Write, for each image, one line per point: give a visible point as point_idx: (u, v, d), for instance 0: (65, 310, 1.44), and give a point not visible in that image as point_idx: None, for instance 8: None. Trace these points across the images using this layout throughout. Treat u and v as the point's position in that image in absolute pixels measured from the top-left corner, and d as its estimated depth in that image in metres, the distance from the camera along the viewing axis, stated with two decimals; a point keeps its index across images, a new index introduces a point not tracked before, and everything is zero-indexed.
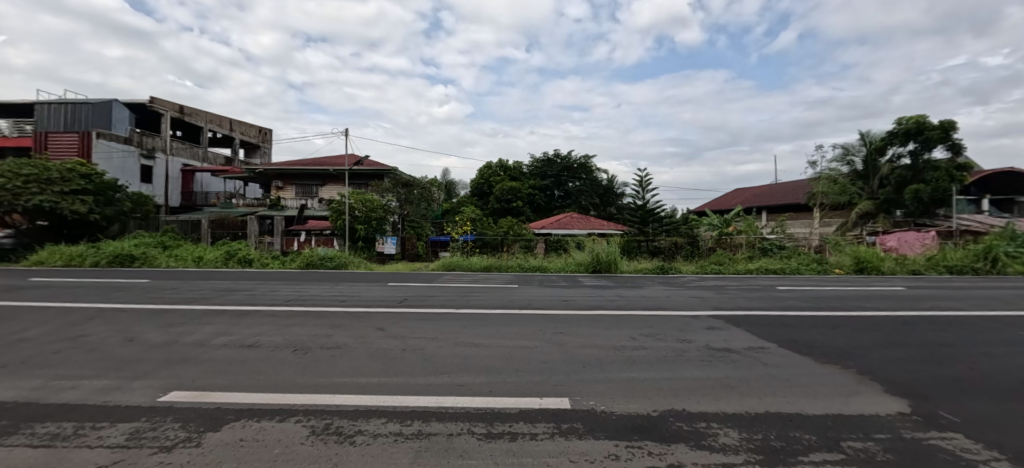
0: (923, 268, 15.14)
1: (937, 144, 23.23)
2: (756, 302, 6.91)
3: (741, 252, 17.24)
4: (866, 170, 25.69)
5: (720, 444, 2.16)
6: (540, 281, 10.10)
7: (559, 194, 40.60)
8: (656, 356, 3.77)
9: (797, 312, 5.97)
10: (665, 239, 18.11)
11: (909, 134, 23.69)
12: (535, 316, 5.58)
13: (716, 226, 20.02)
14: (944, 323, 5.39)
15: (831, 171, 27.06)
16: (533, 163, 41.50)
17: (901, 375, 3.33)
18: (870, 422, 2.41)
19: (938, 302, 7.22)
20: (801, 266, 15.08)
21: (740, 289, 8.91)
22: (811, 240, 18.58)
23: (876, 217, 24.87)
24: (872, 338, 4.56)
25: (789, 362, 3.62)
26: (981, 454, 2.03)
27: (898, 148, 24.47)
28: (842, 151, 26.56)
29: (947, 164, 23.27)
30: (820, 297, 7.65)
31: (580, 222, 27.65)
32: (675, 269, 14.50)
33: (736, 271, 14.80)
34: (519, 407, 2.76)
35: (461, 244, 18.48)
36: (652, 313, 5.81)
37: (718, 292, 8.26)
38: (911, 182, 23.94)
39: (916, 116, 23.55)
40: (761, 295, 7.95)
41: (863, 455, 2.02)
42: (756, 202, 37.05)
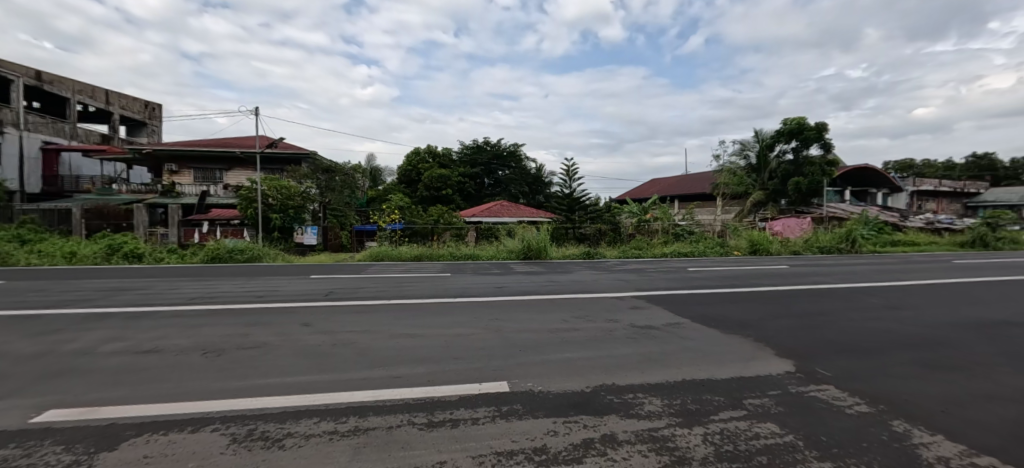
0: (802, 248, 17.88)
1: (813, 143, 27.23)
2: (672, 283, 7.65)
3: (657, 237, 18.99)
4: (759, 164, 29.42)
5: (647, 411, 2.38)
6: (473, 269, 10.16)
7: (490, 182, 40.92)
8: (587, 336, 4.00)
9: (704, 291, 6.71)
10: (590, 226, 19.19)
11: (793, 134, 27.47)
12: (474, 304, 5.58)
13: (636, 214, 21.44)
14: (814, 294, 6.53)
15: (731, 164, 30.58)
16: (463, 150, 41.05)
17: (788, 340, 3.89)
18: (766, 381, 2.80)
19: (811, 277, 8.61)
20: (707, 249, 16.98)
21: (656, 271, 9.81)
22: (714, 225, 20.49)
23: (766, 206, 28.87)
24: (765, 310, 5.31)
25: (701, 335, 4.06)
26: (846, 400, 2.49)
27: (784, 146, 28.22)
28: (741, 147, 30.04)
29: (821, 160, 27.11)
30: (724, 276, 8.68)
31: (510, 210, 28.08)
32: (600, 254, 15.31)
33: (655, 254, 16.22)
34: (459, 393, 2.76)
35: (388, 233, 17.67)
36: (583, 296, 6.16)
37: (639, 275, 8.98)
38: (793, 176, 27.76)
39: (798, 117, 27.21)
40: (676, 276, 8.81)
41: (760, 409, 2.36)
42: (669, 192, 40.61)
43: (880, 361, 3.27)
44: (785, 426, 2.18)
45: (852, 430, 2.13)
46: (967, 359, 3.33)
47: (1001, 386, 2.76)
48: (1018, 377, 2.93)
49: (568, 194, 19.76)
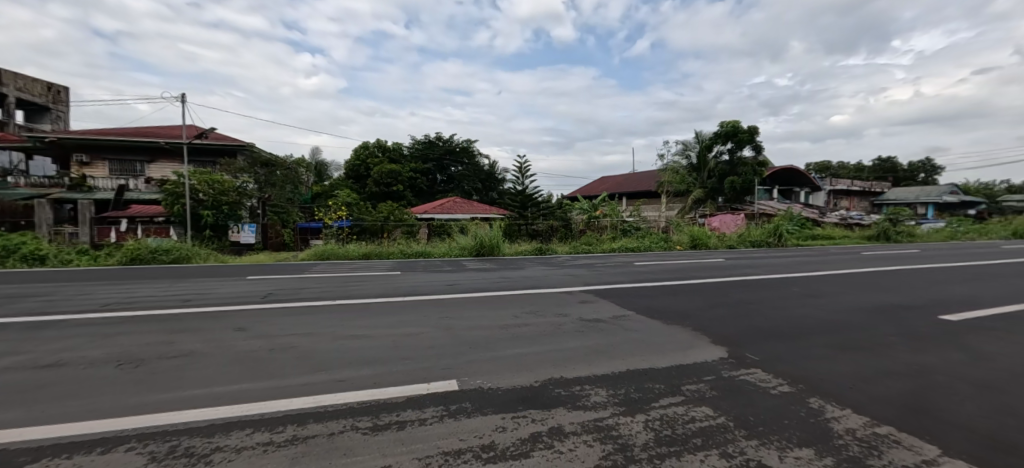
0: (736, 243, 19.27)
1: (746, 145, 29.44)
2: (619, 277, 7.95)
3: (606, 233, 19.68)
4: (699, 164, 31.25)
5: (593, 402, 2.43)
6: (425, 266, 9.92)
7: (442, 178, 40.83)
8: (537, 331, 4.04)
9: (649, 284, 7.05)
10: (543, 222, 19.44)
11: (728, 136, 29.58)
12: (423, 302, 5.46)
13: (586, 211, 21.99)
14: (745, 284, 7.08)
15: (674, 164, 32.34)
16: (414, 145, 40.31)
17: (723, 329, 4.16)
18: (701, 368, 2.97)
19: (743, 269, 9.32)
20: (652, 245, 17.83)
21: (604, 266, 10.15)
22: (659, 221, 21.48)
23: (705, 203, 30.88)
24: (703, 300, 5.66)
25: (645, 327, 4.24)
26: (771, 382, 2.70)
27: (721, 147, 30.29)
28: (683, 147, 31.81)
29: (752, 161, 29.52)
30: (666, 270, 9.17)
31: (463, 207, 27.82)
32: (551, 250, 15.59)
33: (603, 250, 16.78)
34: (406, 394, 2.67)
35: (335, 230, 16.76)
36: (535, 292, 6.23)
37: (589, 270, 9.24)
38: (729, 175, 29.87)
39: (732, 121, 29.29)
40: (622, 270, 9.17)
41: (696, 394, 2.50)
42: (617, 189, 42.25)
43: (799, 344, 3.60)
44: (717, 409, 2.32)
45: (776, 409, 2.31)
46: (869, 339, 3.76)
47: (896, 362, 3.13)
48: (910, 353, 3.34)
49: (521, 191, 19.90)
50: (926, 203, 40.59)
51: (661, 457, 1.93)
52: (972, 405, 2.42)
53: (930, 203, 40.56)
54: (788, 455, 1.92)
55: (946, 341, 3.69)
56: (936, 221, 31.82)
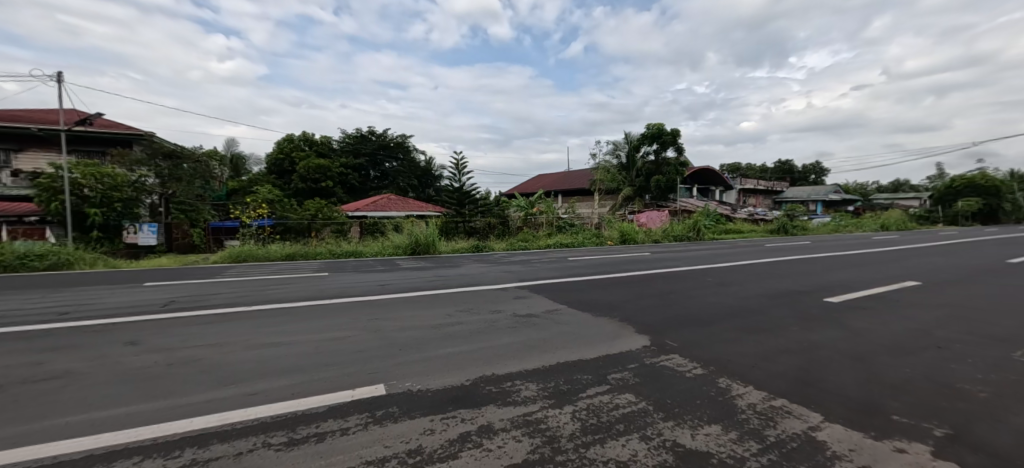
0: (661, 237, 20.72)
1: (670, 146, 31.74)
2: (554, 272, 8.17)
3: (543, 230, 20.19)
4: (628, 163, 33.09)
5: (523, 396, 2.44)
6: (355, 267, 9.42)
7: (376, 174, 38.77)
8: (469, 329, 3.99)
9: (581, 278, 7.32)
10: (480, 219, 19.42)
11: (654, 138, 31.70)
12: (352, 304, 5.15)
13: (524, 208, 22.10)
14: (667, 276, 7.62)
15: (605, 163, 33.99)
16: (344, 139, 38.33)
17: (646, 318, 4.41)
18: (626, 357, 3.11)
19: (665, 262, 10.05)
20: (586, 240, 18.61)
21: (540, 261, 10.37)
22: (592, 218, 22.41)
23: (633, 200, 32.88)
24: (630, 292, 6.00)
25: (575, 320, 4.36)
26: (686, 366, 2.90)
27: (648, 148, 32.39)
28: (614, 147, 33.50)
29: (676, 161, 31.84)
30: (597, 264, 9.60)
31: (398, 205, 26.92)
32: (488, 247, 15.60)
33: (539, 246, 17.17)
34: (328, 403, 2.49)
35: (254, 229, 15.17)
36: (470, 289, 6.18)
37: (524, 266, 9.39)
38: (655, 174, 32.03)
39: (658, 124, 31.41)
40: (557, 265, 9.44)
41: (621, 382, 2.61)
42: (554, 186, 43.39)
43: (711, 329, 3.92)
44: (639, 394, 2.44)
45: (690, 391, 2.48)
46: (769, 321, 4.21)
47: (790, 341, 3.52)
48: (802, 332, 3.78)
49: (458, 188, 19.65)
50: (816, 200, 46.71)
51: (586, 445, 1.98)
52: (847, 375, 2.78)
53: (819, 200, 46.74)
54: (700, 433, 2.07)
55: (828, 320, 4.24)
56: (823, 216, 36.76)
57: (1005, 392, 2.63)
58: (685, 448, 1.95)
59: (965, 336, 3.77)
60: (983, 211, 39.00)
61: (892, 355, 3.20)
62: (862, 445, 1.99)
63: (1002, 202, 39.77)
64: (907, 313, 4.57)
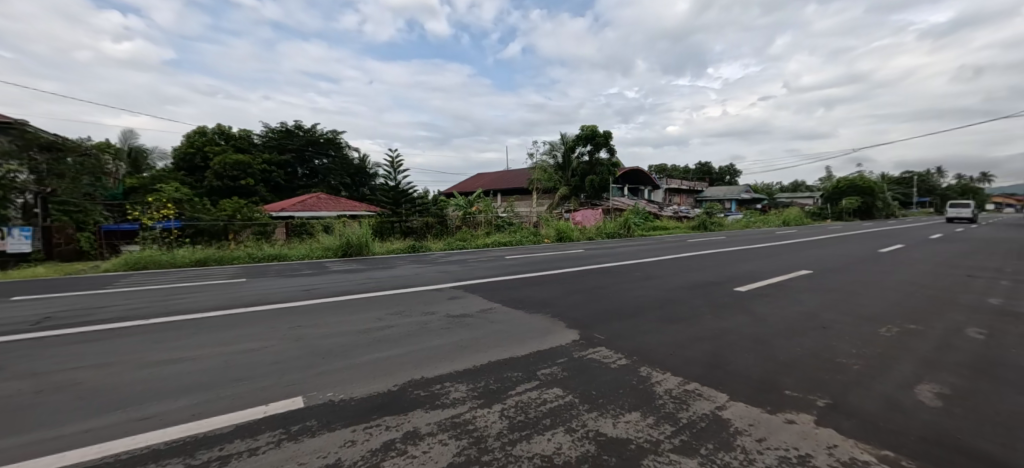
0: (595, 234, 21.64)
1: (602, 147, 33.24)
2: (490, 271, 8.19)
3: (481, 229, 20.18)
4: (564, 163, 34.14)
5: (451, 399, 2.41)
6: (278, 271, 8.73)
7: (303, 172, 36.64)
8: (401, 332, 3.86)
9: (517, 276, 7.41)
10: (417, 219, 18.96)
11: (587, 138, 33.03)
12: (272, 312, 4.76)
13: (462, 206, 22.05)
14: (598, 272, 7.94)
15: (543, 162, 34.79)
16: (267, 134, 35.70)
17: (576, 313, 4.56)
18: (556, 352, 3.19)
19: (597, 258, 10.50)
20: (523, 238, 18.92)
21: (477, 261, 10.34)
22: (530, 216, 22.81)
23: (569, 200, 34.01)
24: (562, 288, 6.16)
25: (508, 318, 4.39)
26: (611, 358, 3.02)
27: (583, 148, 33.67)
28: (550, 147, 34.36)
29: (608, 162, 33.43)
30: (533, 262, 9.79)
31: (330, 205, 25.56)
32: (425, 247, 15.29)
33: (477, 245, 17.15)
34: (237, 422, 2.27)
35: (158, 232, 13.62)
36: (404, 291, 6.00)
37: (461, 265, 9.32)
38: (589, 174, 33.36)
39: (591, 126, 32.75)
40: (494, 264, 9.48)
41: (549, 377, 2.67)
42: (494, 185, 43.60)
43: (636, 321, 4.14)
44: (566, 388, 2.50)
45: (614, 381, 2.59)
46: (687, 311, 4.53)
47: (704, 328, 3.82)
48: (715, 320, 4.13)
49: (393, 187, 19.28)
50: (731, 199, 51.52)
51: (513, 443, 1.99)
52: (751, 357, 3.07)
53: (734, 199, 51.61)
54: (621, 421, 2.16)
55: (736, 308, 4.67)
56: (737, 214, 40.56)
57: (872, 363, 3.06)
58: (606, 437, 2.03)
59: (844, 316, 4.36)
60: (861, 208, 45.43)
61: (788, 336, 3.60)
62: (758, 419, 2.21)
63: (876, 201, 46.53)
64: (799, 298, 5.18)
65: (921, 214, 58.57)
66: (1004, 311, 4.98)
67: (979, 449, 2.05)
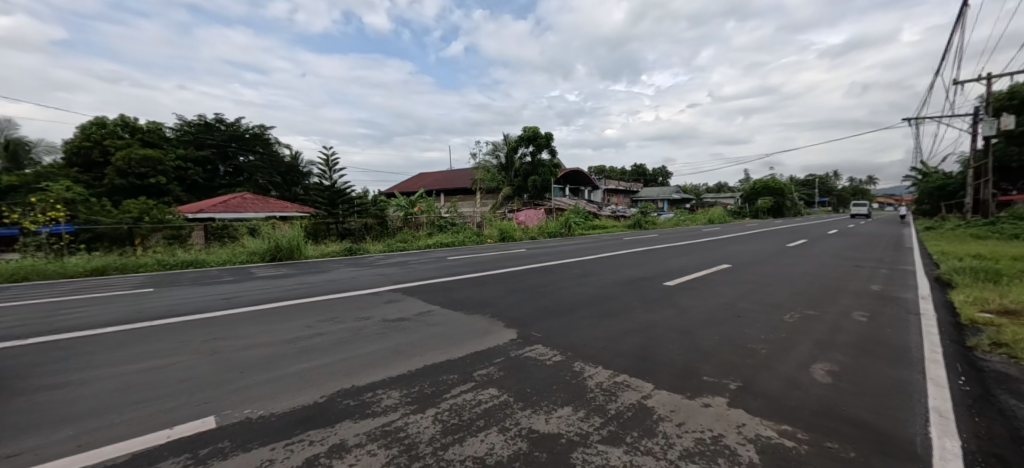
0: (537, 234, 22.06)
1: (544, 149, 33.98)
2: (431, 273, 8.05)
3: (423, 229, 19.84)
4: (507, 163, 34.51)
5: (383, 407, 2.34)
6: (194, 279, 7.94)
7: (226, 170, 33.84)
8: (333, 339, 3.68)
9: (458, 277, 7.35)
10: (355, 220, 18.20)
11: (529, 140, 33.63)
12: (184, 325, 4.31)
13: (403, 207, 21.54)
14: (538, 270, 8.11)
15: (486, 162, 34.92)
16: (181, 127, 32.49)
17: (515, 312, 4.62)
18: (493, 352, 3.21)
19: (538, 257, 10.73)
20: (465, 239, 18.82)
21: (417, 262, 10.13)
22: (474, 216, 22.79)
23: (513, 200, 34.42)
24: (502, 288, 6.21)
25: (447, 320, 4.35)
26: (545, 354, 3.11)
27: (525, 149, 34.22)
28: (493, 148, 34.57)
29: (550, 163, 34.20)
30: (475, 262, 9.78)
31: (257, 205, 23.84)
32: (363, 249, 14.72)
33: (418, 246, 16.79)
34: (134, 449, 2.02)
35: (46, 237, 11.83)
36: (339, 296, 5.72)
37: (401, 268, 9.08)
38: (532, 175, 33.95)
39: (533, 127, 33.40)
40: (434, 266, 9.34)
41: (485, 378, 2.69)
42: (438, 185, 42.99)
43: (572, 317, 4.29)
44: (501, 388, 2.54)
45: (547, 377, 2.67)
46: (620, 306, 4.77)
47: (634, 322, 4.04)
48: (644, 313, 4.39)
49: (328, 185, 18.43)
50: (663, 199, 55.00)
51: (444, 447, 1.96)
52: (675, 347, 3.29)
53: (666, 199, 55.19)
54: (553, 417, 2.22)
55: (665, 301, 5.00)
56: (669, 213, 43.37)
57: (777, 347, 3.43)
58: (538, 433, 2.07)
59: (755, 305, 4.83)
60: (773, 207, 50.56)
61: (707, 326, 3.92)
62: (679, 405, 2.37)
63: (786, 201, 52.00)
64: (719, 290, 5.67)
65: (822, 213, 66.45)
66: (881, 296, 5.80)
67: (858, 418, 2.36)
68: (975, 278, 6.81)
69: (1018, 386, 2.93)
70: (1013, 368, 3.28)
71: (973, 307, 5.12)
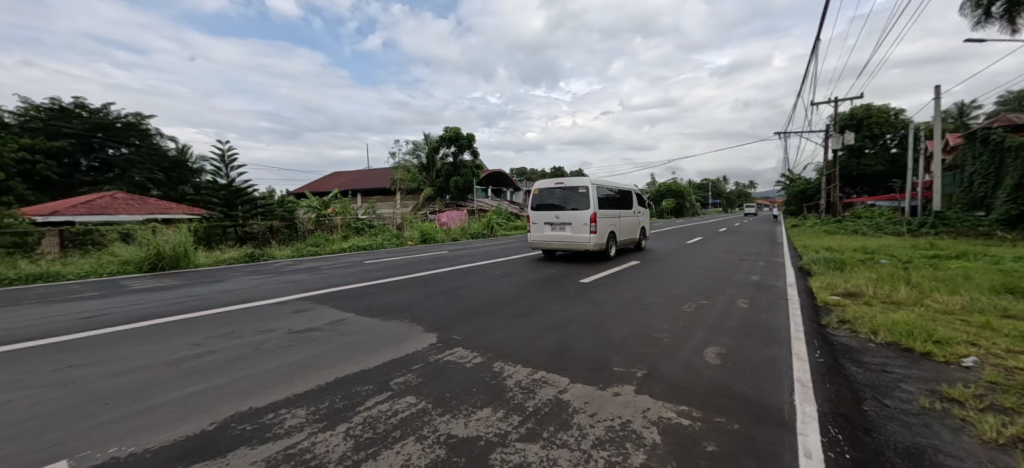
0: (460, 235, 21.90)
1: (466, 150, 33.86)
2: (345, 278, 7.57)
3: (337, 232, 18.79)
4: (428, 163, 33.90)
5: (286, 427, 2.14)
6: (40, 296, 6.54)
7: (91, 165, 28.45)
8: (227, 357, 3.28)
9: (375, 282, 7.00)
10: (259, 223, 16.74)
11: (451, 140, 33.32)
12: (24, 353, 3.51)
13: (315, 209, 20.12)
14: (459, 272, 8.03)
15: (406, 161, 34.02)
16: (27, 112, 26.84)
17: (435, 316, 4.54)
18: (410, 358, 3.12)
19: (461, 259, 10.65)
20: (384, 241, 17.97)
21: (329, 268, 9.41)
22: (394, 218, 22.03)
23: (435, 200, 33.87)
24: (420, 291, 6.04)
25: (362, 327, 4.12)
26: (465, 357, 3.10)
27: (446, 149, 33.82)
28: (414, 147, 33.82)
29: (471, 164, 33.85)
30: (394, 266, 9.40)
31: (133, 206, 20.33)
32: (268, 255, 13.35)
33: (332, 250, 15.69)
34: None
35: None
36: (233, 309, 5.06)
37: (311, 274, 8.41)
38: (454, 175, 33.67)
39: (454, 128, 33.17)
40: (349, 271, 8.80)
41: (403, 386, 2.61)
42: (354, 185, 40.65)
43: (491, 318, 4.33)
44: (419, 395, 2.47)
45: (467, 381, 2.67)
46: (539, 304, 4.93)
47: (552, 319, 4.21)
48: (561, 310, 4.59)
49: (225, 184, 16.08)
50: None
51: (358, 463, 1.84)
52: (590, 341, 3.48)
53: None
54: (472, 419, 2.21)
55: (580, 298, 5.27)
56: None
57: (676, 335, 3.80)
58: (457, 438, 2.04)
59: (659, 298, 5.31)
60: (675, 207, 56.26)
61: (617, 319, 4.22)
62: (592, 397, 2.51)
63: (685, 202, 58.12)
64: (629, 285, 6.13)
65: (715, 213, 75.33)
66: (760, 285, 6.75)
67: (741, 394, 2.69)
68: (827, 267, 8.24)
69: (856, 355, 3.61)
70: (856, 340, 4.02)
71: (827, 291, 6.18)
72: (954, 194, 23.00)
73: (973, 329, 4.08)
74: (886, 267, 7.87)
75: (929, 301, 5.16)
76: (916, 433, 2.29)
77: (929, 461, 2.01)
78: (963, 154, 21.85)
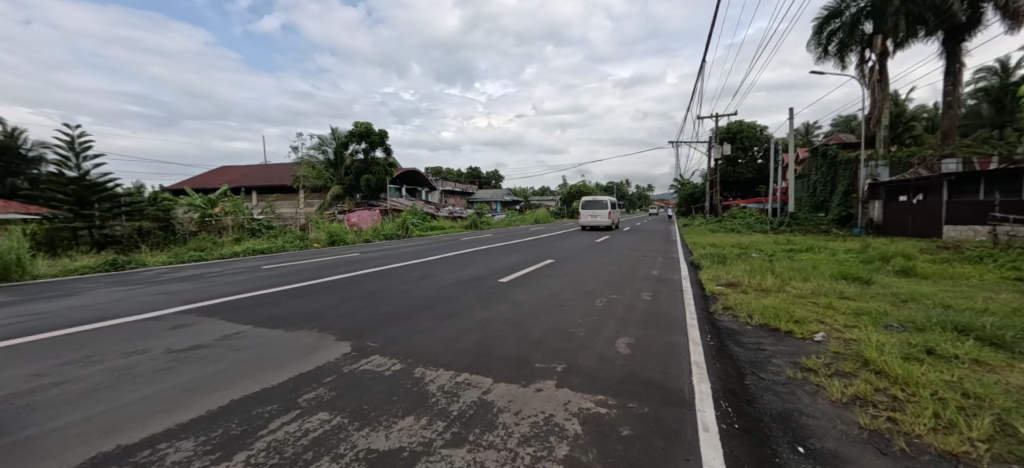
0: (372, 236, 20.70)
1: (378, 147, 32.22)
2: (241, 286, 6.68)
3: (227, 234, 16.55)
4: (336, 160, 31.67)
5: (169, 464, 1.82)
6: None
7: None
8: (81, 389, 2.67)
9: (277, 289, 6.29)
10: (123, 224, 14.09)
11: (362, 136, 31.47)
12: None
13: (198, 207, 17.39)
14: (374, 276, 7.60)
15: (310, 157, 31.32)
16: None
17: (348, 323, 4.21)
18: (321, 370, 2.86)
19: (375, 261, 10.10)
20: (286, 244, 16.22)
21: (219, 275, 8.22)
22: (297, 218, 20.08)
23: (344, 200, 31.66)
24: (332, 297, 5.59)
25: (261, 341, 3.67)
26: (384, 364, 2.94)
27: (356, 146, 31.86)
28: (319, 141, 31.35)
29: (383, 162, 32.21)
30: (298, 270, 8.55)
31: None
32: (137, 261, 11.20)
33: (222, 254, 13.74)
34: None
35: None
36: (91, 327, 4.15)
37: (196, 282, 7.25)
38: (365, 174, 31.82)
39: (365, 123, 31.36)
40: (245, 277, 7.79)
41: (314, 402, 2.37)
42: (245, 181, 36.08)
43: (411, 322, 4.17)
44: (333, 410, 2.28)
45: (388, 389, 2.53)
46: (460, 305, 4.89)
47: (473, 320, 4.19)
48: (482, 311, 4.60)
49: (75, 177, 13.20)
50: (496, 201, 59.18)
51: None
52: (514, 339, 3.55)
53: (499, 201, 59.68)
54: (394, 430, 2.10)
55: (501, 297, 5.35)
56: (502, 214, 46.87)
57: (590, 328, 4.06)
58: (378, 453, 1.92)
59: (574, 294, 5.63)
60: None
61: (536, 316, 4.36)
62: (516, 395, 2.55)
63: None
64: (546, 283, 6.39)
65: None
66: (659, 278, 7.54)
67: (649, 378, 2.97)
68: (712, 261, 9.51)
69: (737, 336, 4.22)
70: (736, 323, 4.71)
71: (713, 282, 7.14)
72: (802, 198, 28.12)
73: (820, 309, 5.06)
74: (755, 259, 9.36)
75: (788, 288, 6.25)
76: (785, 400, 2.75)
77: (795, 423, 2.42)
78: (808, 166, 26.86)
